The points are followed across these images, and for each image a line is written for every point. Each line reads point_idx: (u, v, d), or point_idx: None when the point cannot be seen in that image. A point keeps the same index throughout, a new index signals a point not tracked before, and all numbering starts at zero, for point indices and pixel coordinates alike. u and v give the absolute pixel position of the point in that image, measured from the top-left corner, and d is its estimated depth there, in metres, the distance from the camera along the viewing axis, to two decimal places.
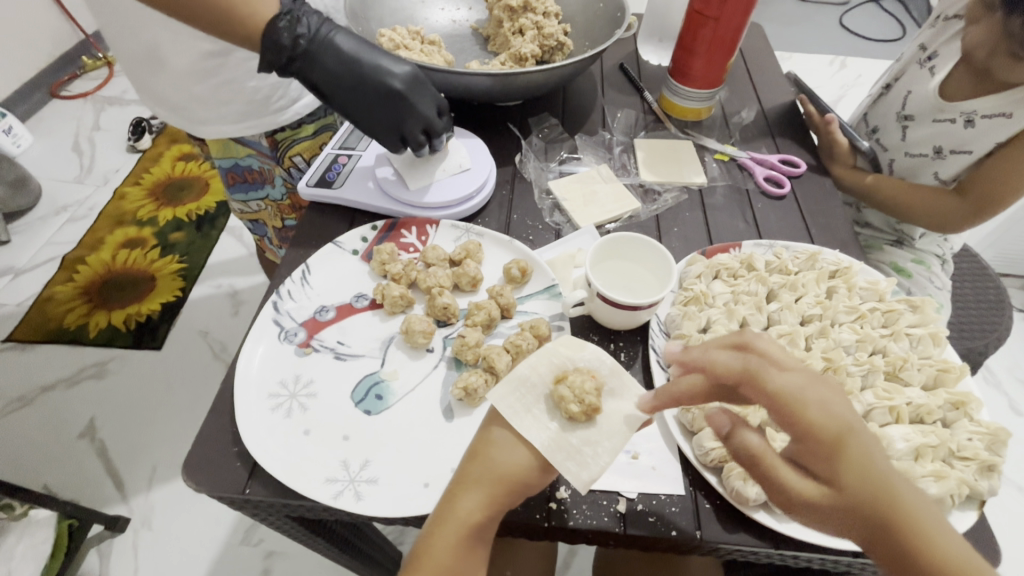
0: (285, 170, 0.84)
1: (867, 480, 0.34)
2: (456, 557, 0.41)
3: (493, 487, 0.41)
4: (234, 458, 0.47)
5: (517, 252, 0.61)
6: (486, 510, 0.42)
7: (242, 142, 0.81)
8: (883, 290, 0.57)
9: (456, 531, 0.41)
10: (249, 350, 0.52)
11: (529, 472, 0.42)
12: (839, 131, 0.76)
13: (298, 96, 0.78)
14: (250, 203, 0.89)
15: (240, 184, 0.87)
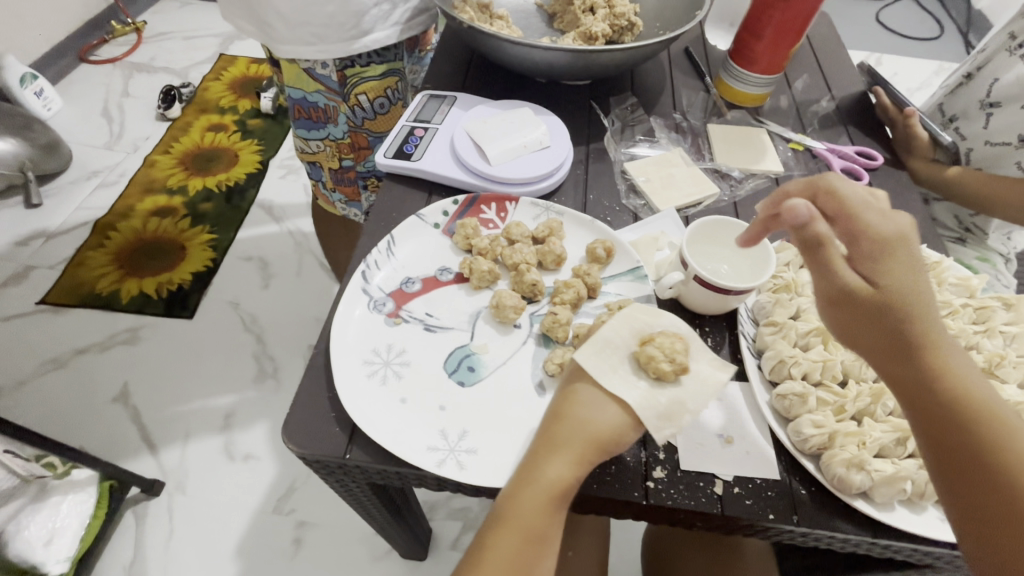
0: (349, 108, 1.00)
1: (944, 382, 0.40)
2: (544, 517, 0.42)
3: (584, 447, 0.42)
4: (331, 423, 0.47)
5: (599, 233, 0.61)
6: (575, 470, 0.42)
7: (316, 78, 0.95)
8: (974, 286, 0.56)
9: (545, 492, 0.42)
10: (342, 315, 0.52)
11: (620, 432, 0.43)
12: (919, 125, 0.73)
13: (369, 30, 0.88)
14: (311, 141, 1.07)
15: (304, 119, 1.04)
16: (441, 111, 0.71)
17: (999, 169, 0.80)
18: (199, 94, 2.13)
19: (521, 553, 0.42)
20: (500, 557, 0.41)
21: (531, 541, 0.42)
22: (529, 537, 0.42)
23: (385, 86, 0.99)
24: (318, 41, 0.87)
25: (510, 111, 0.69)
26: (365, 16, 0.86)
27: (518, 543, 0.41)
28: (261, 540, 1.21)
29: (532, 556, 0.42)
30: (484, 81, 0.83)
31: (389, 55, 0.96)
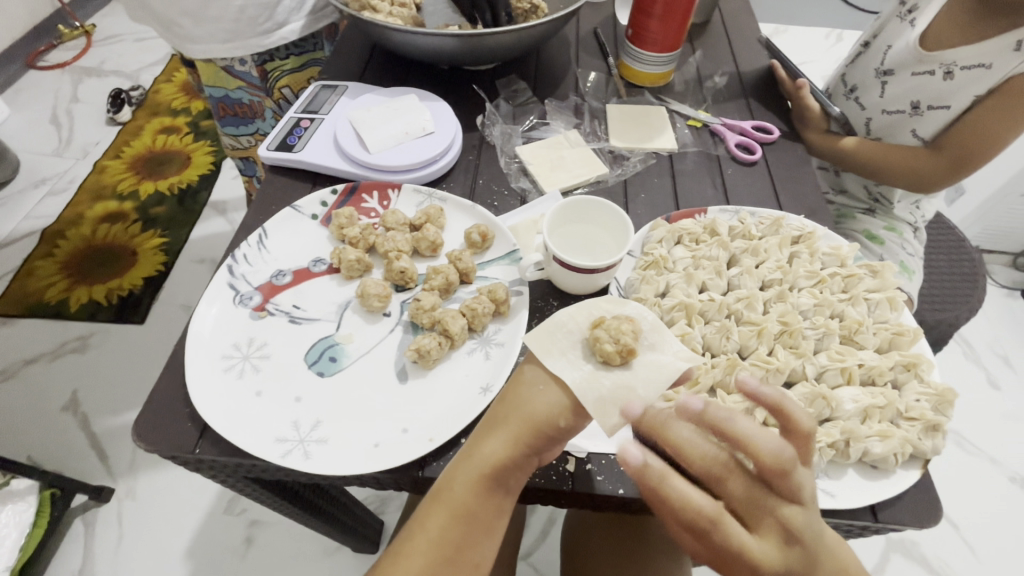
0: (275, 102, 0.99)
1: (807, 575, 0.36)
2: (475, 493, 0.41)
3: (519, 427, 0.41)
4: (185, 419, 0.47)
5: (478, 218, 0.61)
6: (510, 451, 0.41)
7: (236, 75, 0.94)
8: (845, 255, 0.56)
9: (477, 468, 0.42)
10: (203, 312, 0.51)
11: (560, 416, 0.41)
12: (810, 96, 0.73)
13: (284, 22, 0.87)
14: (241, 137, 1.06)
15: (231, 116, 1.03)
16: (331, 101, 0.71)
17: (895, 138, 0.81)
18: (150, 96, 2.09)
19: (450, 528, 0.41)
20: (429, 529, 0.42)
21: (461, 518, 0.41)
22: (459, 513, 0.41)
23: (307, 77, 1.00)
24: (232, 38, 0.86)
25: (397, 99, 0.68)
26: (278, 7, 0.85)
27: (447, 517, 0.41)
28: (212, 542, 1.21)
29: (461, 534, 0.41)
30: (386, 70, 0.81)
31: (307, 46, 0.96)
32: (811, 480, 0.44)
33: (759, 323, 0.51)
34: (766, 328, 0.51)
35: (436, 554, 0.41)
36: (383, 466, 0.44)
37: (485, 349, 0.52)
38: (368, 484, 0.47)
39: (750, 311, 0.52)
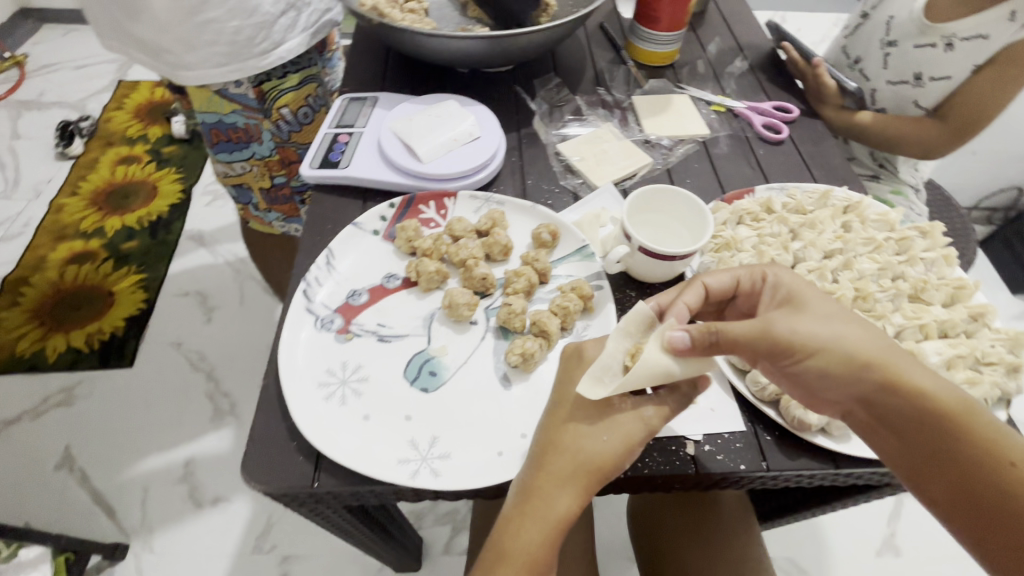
0: (273, 124, 0.94)
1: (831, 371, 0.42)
2: (548, 547, 0.41)
3: (585, 476, 0.41)
4: (295, 453, 0.45)
5: (542, 217, 0.61)
6: (579, 502, 0.42)
7: (230, 99, 0.89)
8: (893, 220, 0.60)
9: (551, 525, 0.41)
10: (289, 340, 0.49)
11: (626, 458, 0.42)
12: (826, 75, 0.77)
13: (281, 41, 0.85)
14: (235, 163, 1.00)
15: (224, 142, 0.96)
16: (364, 113, 0.69)
17: (897, 107, 0.88)
18: (101, 126, 1.96)
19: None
20: None
21: (536, 570, 0.42)
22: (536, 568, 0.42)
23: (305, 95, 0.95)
24: (229, 61, 0.83)
25: (435, 106, 0.67)
26: (274, 26, 0.83)
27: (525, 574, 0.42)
28: None
29: None
30: (404, 79, 0.80)
31: (303, 62, 0.93)
32: None
33: (835, 291, 0.54)
34: (843, 295, 0.53)
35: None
36: (512, 474, 0.44)
37: None
38: (490, 495, 0.46)
39: (823, 281, 0.55)
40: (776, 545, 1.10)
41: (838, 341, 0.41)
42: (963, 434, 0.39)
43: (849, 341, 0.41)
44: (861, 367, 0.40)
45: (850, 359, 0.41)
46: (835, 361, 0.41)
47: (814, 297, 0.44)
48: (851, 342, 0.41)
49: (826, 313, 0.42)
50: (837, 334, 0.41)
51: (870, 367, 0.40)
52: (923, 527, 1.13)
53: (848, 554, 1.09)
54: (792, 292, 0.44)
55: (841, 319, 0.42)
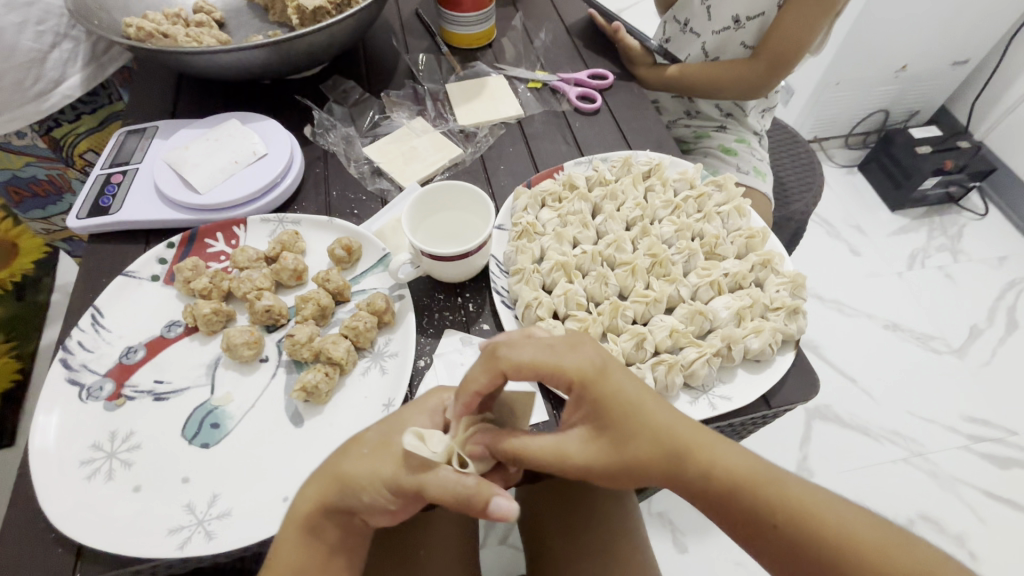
0: (80, 170, 0.85)
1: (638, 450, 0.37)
2: (289, 554, 0.39)
3: (326, 476, 0.39)
4: (55, 545, 0.41)
5: (339, 231, 0.57)
6: (314, 506, 0.39)
7: (17, 151, 0.77)
8: (692, 177, 0.60)
9: (289, 526, 0.39)
10: (43, 421, 0.44)
11: (373, 478, 0.38)
12: (628, 37, 0.78)
13: (61, 78, 0.72)
14: (52, 218, 0.90)
15: (28, 198, 0.84)
16: (142, 146, 0.63)
17: (730, 53, 0.87)
18: None
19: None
20: None
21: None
22: (281, 574, 0.39)
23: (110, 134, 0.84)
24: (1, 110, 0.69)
25: (216, 128, 0.62)
26: (46, 62, 0.70)
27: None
28: None
29: None
30: (201, 98, 0.73)
31: (99, 99, 0.80)
32: (710, 391, 0.47)
33: (632, 260, 0.53)
34: (639, 263, 0.53)
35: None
36: None
37: (381, 363, 0.50)
38: None
39: (621, 252, 0.54)
40: None
41: (635, 440, 0.37)
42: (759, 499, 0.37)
43: (641, 437, 0.37)
44: (658, 464, 0.37)
45: (645, 457, 0.37)
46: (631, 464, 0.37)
47: (613, 386, 0.37)
48: (647, 437, 0.37)
49: (623, 409, 0.37)
50: (632, 434, 0.37)
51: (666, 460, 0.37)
52: (829, 445, 1.20)
53: None
54: (593, 388, 0.37)
55: (639, 409, 0.38)
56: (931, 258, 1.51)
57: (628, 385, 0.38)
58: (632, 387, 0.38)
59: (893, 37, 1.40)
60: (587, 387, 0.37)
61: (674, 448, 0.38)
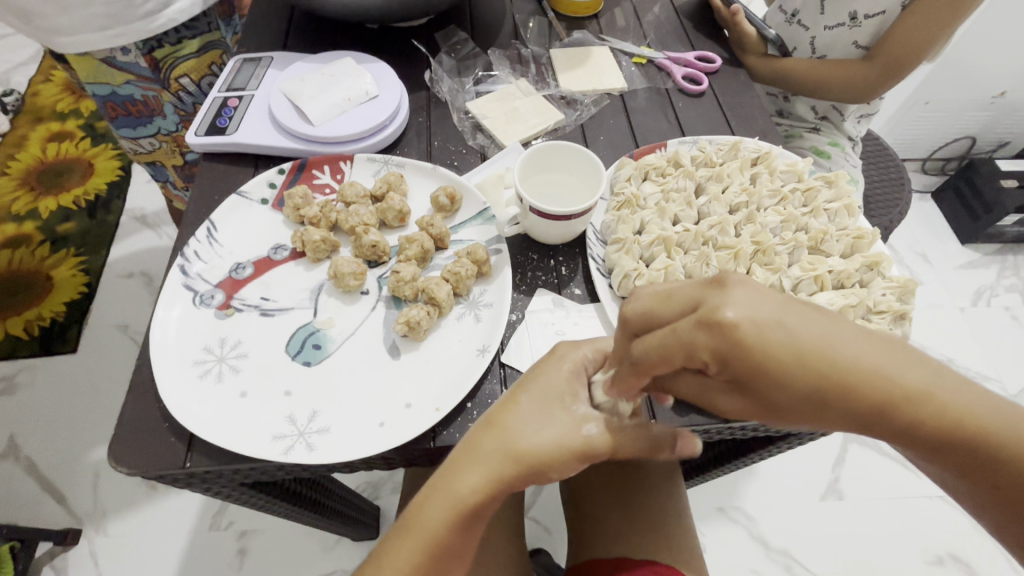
0: (173, 95, 0.82)
1: (805, 380, 0.30)
2: (448, 528, 0.41)
3: (503, 462, 0.40)
4: (167, 434, 0.43)
5: (442, 179, 0.58)
6: (488, 484, 0.40)
7: (120, 68, 0.76)
8: (801, 170, 0.59)
9: (456, 502, 0.41)
10: (162, 317, 0.47)
11: (561, 453, 0.41)
12: (746, 21, 0.75)
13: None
14: (142, 141, 0.88)
15: (124, 117, 0.84)
16: (257, 75, 0.64)
17: (839, 52, 0.84)
18: (27, 100, 1.69)
19: (422, 563, 0.42)
20: (400, 565, 0.42)
21: (434, 552, 0.42)
22: (433, 548, 0.41)
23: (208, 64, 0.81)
24: (111, 25, 0.69)
25: (331, 63, 0.63)
26: None
27: (419, 553, 0.42)
28: (201, 563, 1.05)
29: (434, 566, 0.42)
30: (312, 36, 0.74)
31: (201, 25, 0.78)
32: None
33: (736, 245, 0.52)
34: (743, 248, 0.52)
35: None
36: (391, 443, 0.42)
37: (476, 312, 0.51)
38: (381, 464, 0.46)
39: (725, 235, 0.53)
40: (726, 496, 1.14)
41: (810, 407, 0.30)
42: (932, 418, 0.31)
43: (800, 387, 0.30)
44: (819, 395, 0.30)
45: (806, 390, 0.30)
46: (806, 398, 0.30)
47: (772, 353, 0.29)
48: (825, 395, 0.30)
49: (791, 382, 0.30)
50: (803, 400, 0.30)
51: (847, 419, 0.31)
52: (867, 470, 1.17)
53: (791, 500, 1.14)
54: (744, 364, 0.29)
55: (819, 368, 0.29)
56: (998, 297, 1.44)
57: (794, 341, 0.29)
58: (807, 338, 0.30)
59: (998, 60, 1.32)
60: (731, 360, 0.29)
61: (864, 408, 0.30)
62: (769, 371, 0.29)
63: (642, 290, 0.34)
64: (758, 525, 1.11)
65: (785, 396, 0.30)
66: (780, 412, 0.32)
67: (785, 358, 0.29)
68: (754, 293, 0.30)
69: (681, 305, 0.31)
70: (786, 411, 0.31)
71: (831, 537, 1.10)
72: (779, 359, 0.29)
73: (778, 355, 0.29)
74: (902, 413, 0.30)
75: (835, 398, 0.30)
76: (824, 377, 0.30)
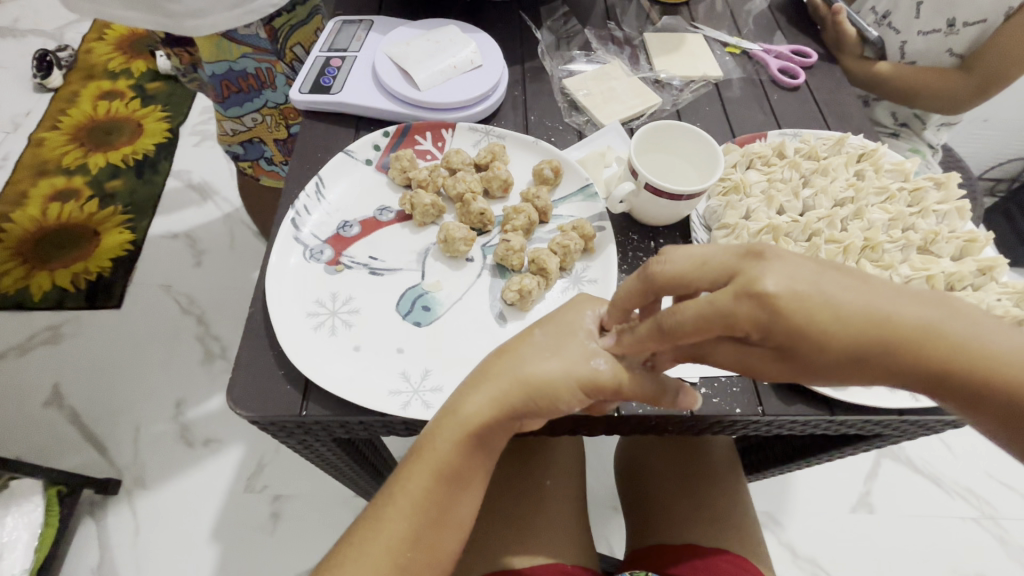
0: (287, 65, 0.79)
1: (841, 345, 0.30)
2: (458, 453, 0.40)
3: (509, 387, 0.40)
4: (283, 382, 0.44)
5: (544, 153, 0.58)
6: (491, 408, 0.40)
7: (240, 42, 0.72)
8: (908, 170, 0.58)
9: (461, 426, 0.40)
10: (276, 266, 0.48)
11: (569, 384, 0.39)
12: (847, 22, 0.73)
13: None
14: (247, 117, 0.82)
15: (234, 94, 0.79)
16: (359, 37, 0.64)
17: (931, 59, 0.82)
18: (81, 56, 1.69)
19: (434, 485, 0.41)
20: (412, 488, 0.41)
21: (445, 475, 0.41)
22: (442, 470, 0.40)
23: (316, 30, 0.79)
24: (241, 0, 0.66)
25: (436, 31, 0.63)
26: None
27: (429, 476, 0.41)
28: (236, 525, 1.03)
29: (442, 492, 0.41)
30: (405, 1, 0.72)
31: None
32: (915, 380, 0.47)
33: (846, 239, 0.52)
34: (853, 243, 0.51)
35: (416, 515, 0.41)
36: None
37: (580, 287, 0.50)
38: None
39: (833, 229, 0.53)
40: (758, 501, 1.13)
41: (853, 368, 0.31)
42: (981, 374, 0.30)
43: (837, 353, 0.30)
44: (853, 359, 0.30)
45: (840, 355, 0.30)
46: (841, 363, 0.30)
47: (813, 319, 0.29)
48: (866, 358, 0.30)
49: (830, 348, 0.30)
50: (848, 359, 0.30)
51: (898, 381, 0.31)
52: (903, 486, 1.16)
53: (823, 509, 1.13)
54: (781, 331, 0.30)
55: (864, 331, 0.30)
56: None
57: (833, 306, 0.30)
58: (848, 303, 0.30)
59: None
60: (775, 328, 0.30)
61: (912, 364, 0.30)
62: (807, 339, 0.30)
63: (673, 252, 0.34)
64: (787, 532, 1.10)
65: (825, 363, 0.30)
66: (818, 379, 0.32)
67: (821, 325, 0.29)
68: (794, 264, 0.30)
69: (715, 275, 0.32)
70: (827, 377, 0.31)
71: (861, 549, 1.09)
72: (819, 325, 0.29)
73: (817, 321, 0.29)
74: (945, 368, 0.30)
75: (873, 359, 0.30)
76: (865, 341, 0.30)
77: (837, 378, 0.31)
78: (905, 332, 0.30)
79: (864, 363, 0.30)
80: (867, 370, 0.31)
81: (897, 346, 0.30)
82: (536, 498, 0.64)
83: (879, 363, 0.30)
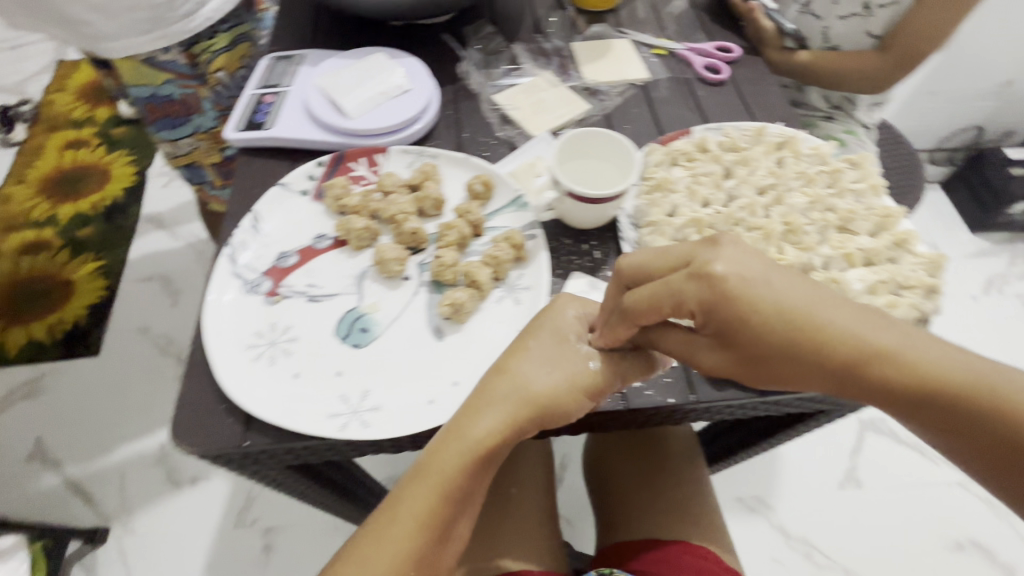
0: (211, 91, 0.79)
1: (772, 330, 0.36)
2: (462, 475, 0.42)
3: (518, 405, 0.43)
4: (225, 415, 0.45)
5: (475, 168, 0.60)
6: (501, 429, 0.43)
7: (161, 67, 0.74)
8: (825, 153, 0.60)
9: (470, 448, 0.42)
10: (214, 302, 0.49)
11: (571, 393, 0.44)
12: (763, 17, 0.78)
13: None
14: (180, 142, 0.83)
15: (163, 118, 0.79)
16: (291, 72, 0.66)
17: (852, 41, 0.84)
18: (43, 110, 1.70)
19: (437, 504, 0.42)
20: (414, 509, 0.42)
21: (448, 496, 0.43)
22: (447, 491, 0.42)
23: (242, 55, 0.79)
24: (153, 27, 0.69)
25: (364, 59, 0.65)
26: None
27: (434, 495, 0.42)
28: (227, 561, 1.03)
29: (444, 514, 0.43)
30: (338, 32, 0.74)
31: (235, 18, 0.77)
32: None
33: (766, 225, 0.54)
34: (773, 228, 0.53)
35: (418, 536, 0.42)
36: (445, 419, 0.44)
37: (515, 295, 0.52)
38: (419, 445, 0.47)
39: (755, 216, 0.55)
40: (746, 487, 1.14)
41: (782, 356, 0.36)
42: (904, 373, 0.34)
43: (771, 335, 0.36)
44: (784, 344, 0.36)
45: (773, 338, 0.36)
46: (772, 345, 0.36)
47: (751, 302, 0.36)
48: (798, 345, 0.36)
49: (764, 330, 0.36)
50: (781, 342, 0.36)
51: (818, 372, 0.36)
52: (886, 458, 1.17)
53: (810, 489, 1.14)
54: (721, 309, 0.36)
55: (796, 319, 0.35)
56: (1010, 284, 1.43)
57: (771, 295, 0.36)
58: (787, 296, 0.36)
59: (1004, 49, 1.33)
60: (716, 307, 0.36)
61: (837, 357, 0.35)
62: (743, 320, 0.36)
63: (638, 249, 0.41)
64: (778, 514, 1.11)
65: (759, 344, 0.36)
66: (755, 362, 0.38)
67: (757, 309, 0.36)
68: (742, 256, 0.37)
69: (674, 261, 0.38)
70: (761, 359, 0.37)
71: (851, 525, 1.11)
72: (755, 310, 0.36)
73: (754, 306, 0.36)
74: (869, 365, 0.35)
75: (801, 347, 0.36)
76: (795, 328, 0.36)
77: (770, 364, 0.37)
78: (831, 328, 0.35)
79: (794, 349, 0.36)
80: (795, 356, 0.36)
81: (818, 340, 0.35)
82: (502, 505, 0.65)
83: (807, 350, 0.35)
